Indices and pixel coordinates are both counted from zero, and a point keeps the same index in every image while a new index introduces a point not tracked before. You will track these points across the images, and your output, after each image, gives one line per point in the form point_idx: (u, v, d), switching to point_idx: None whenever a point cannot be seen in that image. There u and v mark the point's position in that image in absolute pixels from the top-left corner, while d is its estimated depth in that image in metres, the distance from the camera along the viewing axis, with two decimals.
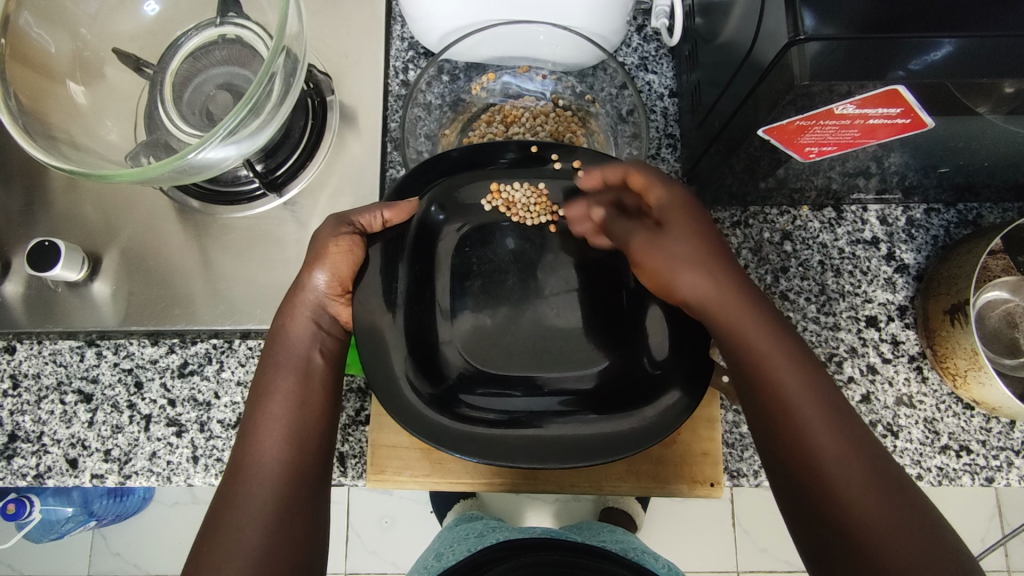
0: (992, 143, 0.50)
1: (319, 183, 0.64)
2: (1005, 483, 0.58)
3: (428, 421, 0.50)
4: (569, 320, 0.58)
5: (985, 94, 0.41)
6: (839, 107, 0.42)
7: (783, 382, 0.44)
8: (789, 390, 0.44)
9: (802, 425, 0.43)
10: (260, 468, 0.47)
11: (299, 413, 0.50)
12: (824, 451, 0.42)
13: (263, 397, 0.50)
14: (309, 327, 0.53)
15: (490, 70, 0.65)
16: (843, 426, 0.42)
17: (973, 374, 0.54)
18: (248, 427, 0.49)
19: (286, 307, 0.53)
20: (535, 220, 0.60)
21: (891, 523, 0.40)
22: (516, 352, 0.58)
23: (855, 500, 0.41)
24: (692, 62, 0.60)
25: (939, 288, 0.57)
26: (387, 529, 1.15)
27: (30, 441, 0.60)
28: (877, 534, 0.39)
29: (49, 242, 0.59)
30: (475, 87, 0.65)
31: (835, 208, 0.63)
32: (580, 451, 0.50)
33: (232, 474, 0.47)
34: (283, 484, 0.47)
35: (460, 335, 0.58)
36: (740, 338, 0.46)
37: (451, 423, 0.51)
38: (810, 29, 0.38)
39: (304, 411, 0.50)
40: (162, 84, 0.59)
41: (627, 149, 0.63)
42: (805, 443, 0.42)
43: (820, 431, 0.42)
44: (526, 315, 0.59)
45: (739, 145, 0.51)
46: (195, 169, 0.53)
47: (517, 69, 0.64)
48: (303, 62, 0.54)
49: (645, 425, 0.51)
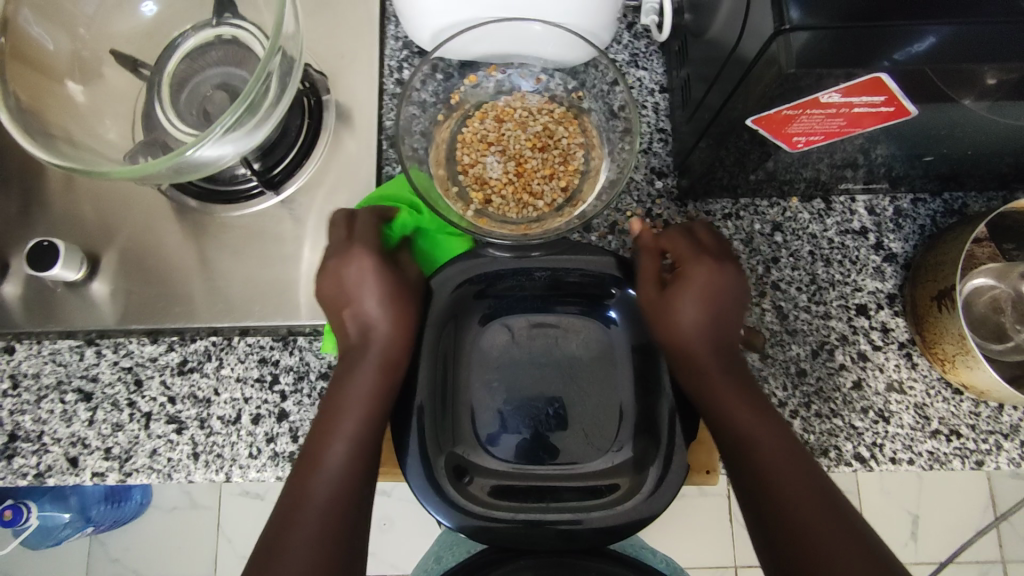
0: (973, 131, 0.51)
1: (317, 181, 0.65)
2: (994, 466, 0.59)
3: (452, 507, 0.54)
4: (584, 365, 0.62)
5: (967, 80, 0.43)
6: (824, 95, 0.43)
7: (751, 424, 0.53)
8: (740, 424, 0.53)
9: (762, 457, 0.52)
10: (319, 499, 0.51)
11: (362, 446, 0.54)
12: (780, 475, 0.51)
13: (330, 427, 0.54)
14: (375, 376, 0.55)
15: (472, 73, 0.65)
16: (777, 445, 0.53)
17: (962, 359, 0.55)
18: (310, 454, 0.53)
19: (356, 303, 0.57)
20: (508, 216, 0.63)
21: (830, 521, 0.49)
22: (534, 415, 0.61)
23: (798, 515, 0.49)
24: (681, 58, 0.61)
25: (926, 275, 0.58)
26: (386, 531, 1.14)
27: (31, 440, 0.61)
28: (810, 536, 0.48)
29: (48, 242, 0.60)
30: (455, 95, 0.65)
31: (824, 199, 0.64)
32: (572, 495, 0.57)
33: (289, 499, 0.51)
34: (338, 513, 0.51)
35: (479, 405, 0.61)
36: (723, 402, 0.54)
37: (475, 509, 0.54)
38: (796, 19, 0.39)
39: (364, 444, 0.54)
40: (159, 84, 0.60)
41: (620, 144, 0.62)
42: (753, 459, 0.52)
43: (782, 468, 0.51)
44: (537, 378, 0.61)
45: (729, 137, 0.52)
46: (193, 166, 0.53)
47: (486, 70, 0.65)
48: (299, 61, 0.55)
49: (634, 463, 0.58)
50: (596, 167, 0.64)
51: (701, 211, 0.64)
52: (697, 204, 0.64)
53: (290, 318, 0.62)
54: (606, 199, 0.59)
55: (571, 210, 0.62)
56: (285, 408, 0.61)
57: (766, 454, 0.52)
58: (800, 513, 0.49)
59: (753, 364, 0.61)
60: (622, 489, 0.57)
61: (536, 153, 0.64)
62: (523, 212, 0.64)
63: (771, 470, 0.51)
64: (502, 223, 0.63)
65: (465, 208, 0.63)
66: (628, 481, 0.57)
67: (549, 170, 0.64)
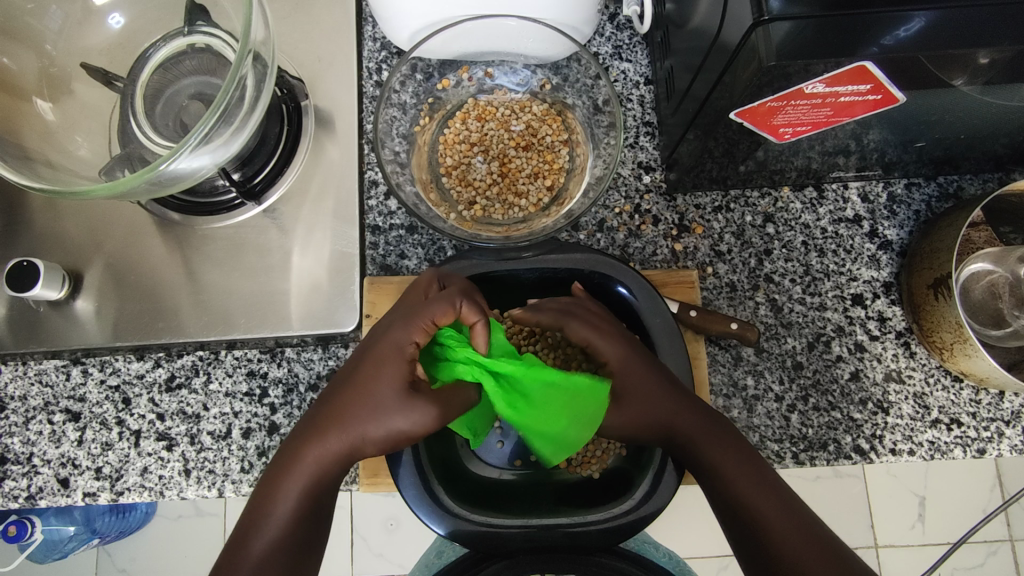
0: (966, 114, 0.50)
1: (299, 189, 0.64)
2: (996, 453, 0.59)
3: (446, 511, 0.53)
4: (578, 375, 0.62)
5: (958, 65, 0.41)
6: (809, 85, 0.42)
7: (705, 441, 0.51)
8: (697, 448, 0.51)
9: (713, 469, 0.50)
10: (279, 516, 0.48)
11: (318, 490, 0.49)
12: (778, 534, 0.47)
13: (286, 469, 0.49)
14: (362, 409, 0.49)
15: (447, 76, 0.63)
16: (750, 471, 0.50)
17: (960, 347, 0.54)
18: (313, 424, 0.50)
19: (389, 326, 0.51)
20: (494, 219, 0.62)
21: (789, 524, 0.48)
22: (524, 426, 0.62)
23: (779, 534, 0.47)
24: (665, 49, 0.60)
25: (922, 262, 0.57)
26: (393, 532, 1.09)
27: (21, 462, 0.60)
28: (791, 553, 0.46)
29: (28, 262, 0.59)
30: (425, 108, 0.63)
31: (816, 188, 0.62)
32: (564, 500, 0.58)
33: (285, 457, 0.50)
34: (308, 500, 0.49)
35: None
36: (716, 472, 0.50)
37: (472, 515, 0.54)
38: (775, 10, 0.38)
39: (319, 490, 0.49)
40: (132, 96, 0.58)
41: (605, 139, 0.61)
42: (720, 479, 0.50)
43: (780, 524, 0.48)
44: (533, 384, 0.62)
45: (715, 129, 0.50)
46: (169, 181, 0.52)
47: (460, 71, 0.63)
48: (273, 67, 0.54)
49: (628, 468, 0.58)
50: (581, 164, 0.62)
51: (691, 204, 0.62)
52: (686, 197, 0.62)
53: (278, 330, 0.61)
54: (592, 196, 0.57)
55: (558, 209, 0.61)
56: (275, 421, 0.60)
57: (728, 474, 0.50)
58: (784, 543, 0.47)
59: (748, 359, 0.60)
60: (616, 494, 0.57)
61: (520, 151, 0.63)
62: (510, 214, 0.63)
63: (743, 490, 0.49)
64: (487, 226, 0.62)
65: (449, 212, 0.62)
66: (620, 486, 0.57)
67: (534, 170, 0.63)
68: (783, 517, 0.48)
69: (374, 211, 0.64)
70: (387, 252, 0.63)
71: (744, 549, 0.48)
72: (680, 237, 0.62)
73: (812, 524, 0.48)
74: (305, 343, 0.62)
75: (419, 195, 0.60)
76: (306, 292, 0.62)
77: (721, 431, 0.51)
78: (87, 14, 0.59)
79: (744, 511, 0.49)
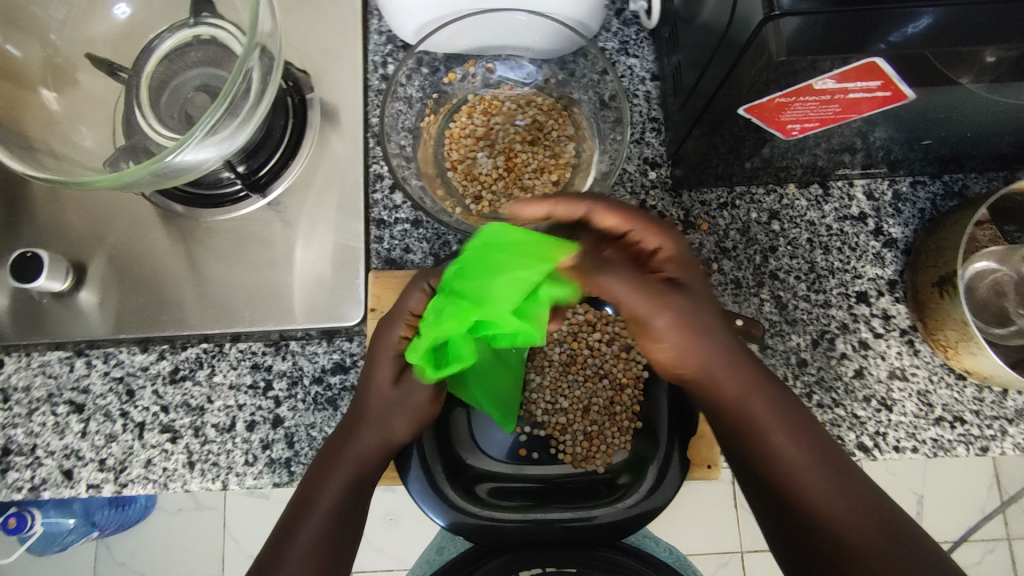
0: (973, 112, 0.50)
1: (304, 182, 0.64)
2: (998, 451, 0.59)
3: (447, 504, 0.53)
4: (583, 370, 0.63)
5: (966, 62, 0.41)
6: (819, 81, 0.42)
7: (763, 414, 0.50)
8: (753, 413, 0.49)
9: (773, 446, 0.49)
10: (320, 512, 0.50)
11: (357, 488, 0.51)
12: (840, 521, 0.47)
13: (327, 468, 0.51)
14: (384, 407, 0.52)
15: (453, 70, 0.63)
16: (806, 448, 0.49)
17: (965, 345, 0.54)
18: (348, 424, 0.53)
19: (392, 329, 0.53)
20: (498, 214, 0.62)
21: (851, 508, 0.48)
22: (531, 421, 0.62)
23: (835, 513, 0.47)
24: (672, 45, 0.60)
25: (927, 261, 0.57)
26: (392, 527, 1.09)
27: (24, 454, 0.60)
28: (856, 536, 0.47)
29: (31, 253, 0.59)
30: (431, 101, 0.63)
31: (821, 185, 0.62)
32: (568, 496, 0.58)
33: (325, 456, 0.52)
34: (348, 496, 0.51)
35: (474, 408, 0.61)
36: (776, 454, 0.49)
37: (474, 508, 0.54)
38: (785, 5, 0.38)
39: (360, 487, 0.51)
40: (137, 87, 0.58)
41: (612, 135, 0.61)
42: (775, 453, 0.49)
43: (839, 507, 0.48)
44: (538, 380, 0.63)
45: (722, 125, 0.50)
46: (174, 172, 0.52)
47: (466, 65, 0.63)
48: (279, 59, 0.54)
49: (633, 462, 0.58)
50: (587, 159, 0.62)
51: (697, 201, 0.62)
52: (691, 193, 0.62)
53: (283, 323, 0.61)
54: (598, 191, 0.57)
55: None
56: (279, 414, 0.60)
57: (788, 456, 0.49)
58: (843, 524, 0.47)
59: (753, 356, 0.60)
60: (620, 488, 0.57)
61: (526, 146, 0.63)
62: (515, 208, 0.63)
63: (802, 470, 0.49)
64: (492, 221, 0.62)
65: (455, 206, 0.62)
66: (625, 480, 0.57)
67: (540, 165, 0.63)
68: (846, 501, 0.48)
69: (379, 205, 0.64)
70: (392, 246, 0.63)
71: (795, 531, 0.49)
72: (685, 233, 0.62)
73: (878, 506, 0.48)
74: (310, 336, 0.62)
75: (425, 189, 0.60)
76: (311, 286, 0.62)
77: (777, 399, 0.50)
78: (92, 4, 0.59)
79: (800, 493, 0.48)
